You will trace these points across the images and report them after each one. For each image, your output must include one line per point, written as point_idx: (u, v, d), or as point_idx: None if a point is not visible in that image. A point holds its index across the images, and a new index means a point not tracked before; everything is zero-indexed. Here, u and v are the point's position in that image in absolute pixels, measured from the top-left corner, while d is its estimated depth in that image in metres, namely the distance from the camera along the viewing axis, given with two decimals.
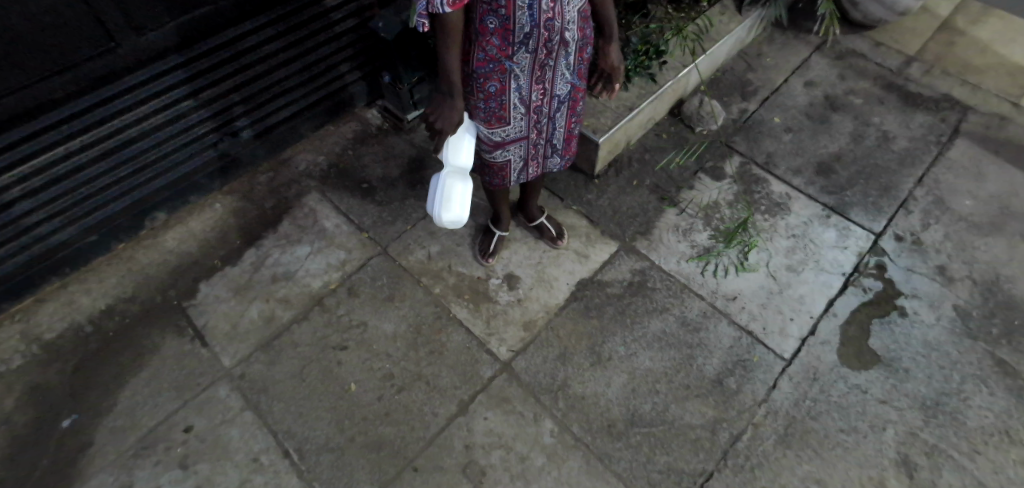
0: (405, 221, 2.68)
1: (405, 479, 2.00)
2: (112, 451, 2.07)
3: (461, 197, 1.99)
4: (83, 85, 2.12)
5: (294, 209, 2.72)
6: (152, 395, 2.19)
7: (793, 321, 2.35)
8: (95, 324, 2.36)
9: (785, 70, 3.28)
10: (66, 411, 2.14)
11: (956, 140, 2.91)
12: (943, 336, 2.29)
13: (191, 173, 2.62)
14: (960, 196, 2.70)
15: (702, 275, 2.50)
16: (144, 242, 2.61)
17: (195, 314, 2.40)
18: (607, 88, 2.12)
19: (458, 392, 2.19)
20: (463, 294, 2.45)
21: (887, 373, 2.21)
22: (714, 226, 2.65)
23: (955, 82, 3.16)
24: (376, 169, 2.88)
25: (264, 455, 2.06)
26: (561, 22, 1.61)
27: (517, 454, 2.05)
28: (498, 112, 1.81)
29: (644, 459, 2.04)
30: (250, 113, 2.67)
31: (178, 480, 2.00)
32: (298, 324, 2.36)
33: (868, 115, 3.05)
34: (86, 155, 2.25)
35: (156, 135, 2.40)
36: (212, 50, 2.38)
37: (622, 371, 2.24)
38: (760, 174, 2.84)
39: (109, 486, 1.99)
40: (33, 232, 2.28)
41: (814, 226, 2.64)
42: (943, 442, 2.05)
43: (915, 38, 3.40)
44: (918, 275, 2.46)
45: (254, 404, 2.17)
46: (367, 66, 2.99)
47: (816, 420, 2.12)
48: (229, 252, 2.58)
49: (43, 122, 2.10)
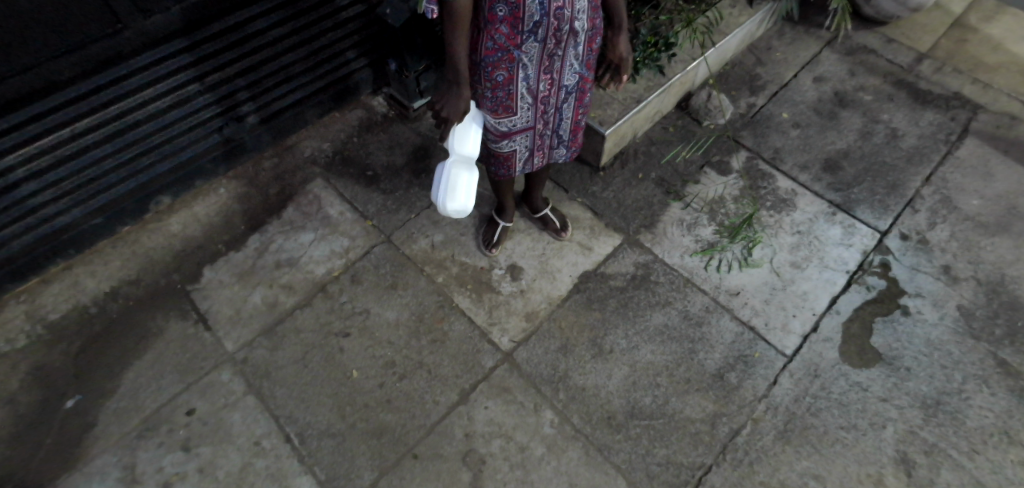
0: (409, 209, 2.68)
1: (406, 467, 2.01)
2: (116, 432, 2.08)
3: (466, 186, 1.98)
4: (89, 67, 2.11)
5: (298, 196, 2.72)
6: (155, 377, 2.20)
7: (796, 317, 2.35)
8: (99, 306, 2.37)
9: (794, 65, 3.26)
10: (71, 392, 2.16)
11: (965, 138, 2.89)
12: (945, 335, 2.29)
13: (197, 157, 2.63)
14: (968, 195, 2.69)
15: (705, 270, 2.49)
16: (149, 225, 2.62)
17: (199, 299, 2.41)
18: (615, 79, 2.11)
19: (459, 380, 2.20)
20: (465, 283, 2.45)
21: (888, 371, 2.21)
22: (718, 221, 2.64)
23: (967, 80, 3.13)
24: (381, 157, 2.87)
25: (266, 439, 2.07)
26: (570, 12, 1.59)
27: (516, 443, 2.06)
28: (505, 102, 1.80)
29: (642, 452, 2.05)
30: (255, 98, 2.66)
31: (181, 462, 2.02)
32: (301, 310, 2.37)
33: (877, 111, 3.02)
34: (93, 137, 2.25)
35: (161, 119, 2.40)
36: (219, 33, 2.36)
37: (623, 364, 2.24)
38: (766, 169, 2.82)
39: (113, 467, 2.01)
40: (39, 213, 2.29)
41: (820, 223, 2.62)
42: (943, 441, 2.05)
43: (926, 34, 3.36)
44: (923, 274, 2.45)
45: (256, 389, 2.18)
46: (373, 54, 2.98)
47: (816, 416, 2.12)
48: (233, 237, 2.58)
49: (49, 104, 2.08)
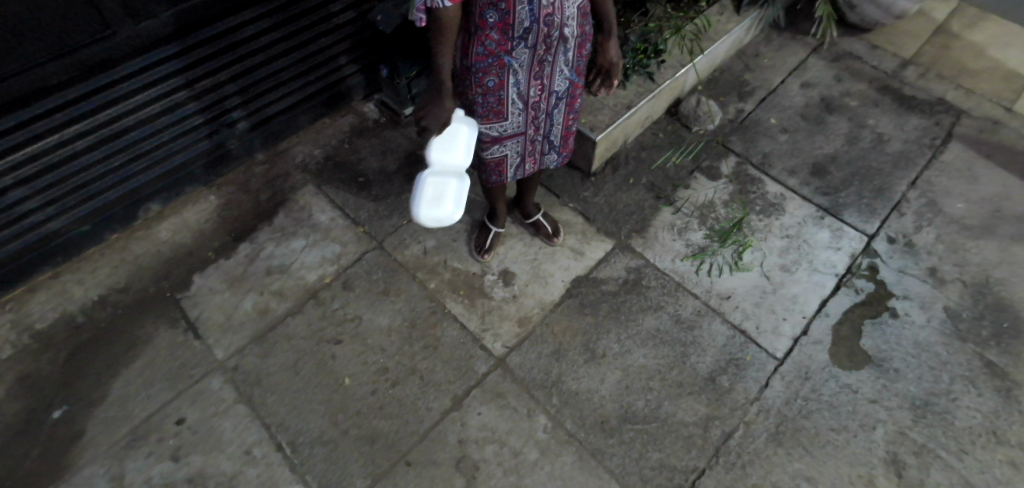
0: (401, 215, 2.68)
1: (399, 473, 2.00)
2: (104, 442, 2.06)
3: (453, 194, 1.78)
4: (78, 73, 2.10)
5: (289, 202, 2.71)
6: (144, 386, 2.18)
7: (786, 320, 2.37)
8: (87, 314, 2.34)
9: (782, 71, 3.30)
10: (58, 402, 2.13)
11: (949, 143, 2.94)
12: (933, 337, 2.32)
13: (187, 163, 2.61)
14: (952, 198, 2.73)
15: (696, 274, 2.51)
16: (138, 233, 2.59)
17: (189, 306, 2.38)
18: (606, 84, 2.11)
19: (452, 386, 2.19)
20: (458, 289, 2.45)
21: (878, 373, 2.24)
22: (709, 226, 2.66)
23: (950, 85, 3.19)
24: (372, 163, 2.87)
25: (257, 447, 2.05)
26: (560, 18, 1.61)
27: (510, 448, 2.05)
28: (496, 107, 1.81)
29: (636, 455, 2.05)
30: (246, 104, 2.66)
31: (170, 472, 2.00)
32: (292, 317, 2.36)
33: (863, 117, 3.07)
34: (82, 143, 2.23)
35: (151, 125, 2.39)
36: (209, 40, 2.36)
37: (616, 368, 2.24)
38: (755, 174, 2.85)
39: (101, 477, 1.99)
40: (27, 220, 2.26)
41: (808, 226, 2.65)
42: (932, 441, 2.08)
43: (910, 41, 3.42)
44: (910, 277, 2.48)
45: (247, 396, 2.16)
46: (364, 60, 2.98)
47: (808, 418, 2.13)
48: (223, 243, 2.57)
49: (37, 110, 2.06)
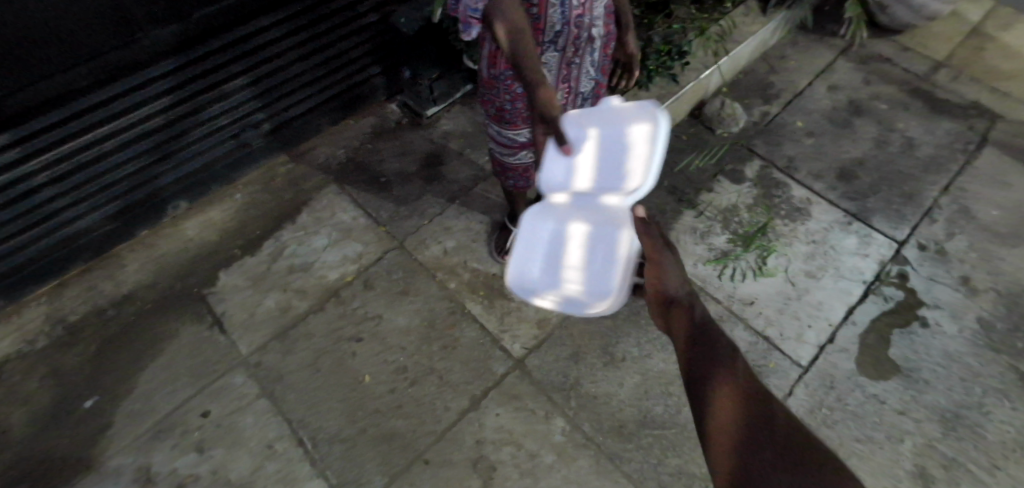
0: (421, 216, 2.70)
1: (415, 472, 2.01)
2: (131, 434, 2.11)
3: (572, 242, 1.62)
4: (109, 75, 2.16)
5: (312, 201, 2.75)
6: (170, 379, 2.23)
7: (810, 327, 2.32)
8: (116, 308, 2.41)
9: (809, 74, 3.24)
10: (87, 393, 2.19)
11: (983, 148, 2.85)
12: (964, 348, 2.25)
13: (213, 163, 2.68)
14: (987, 205, 2.65)
15: (718, 278, 2.48)
16: (166, 230, 2.66)
17: (214, 302, 2.43)
18: (626, 77, 2.14)
19: (469, 387, 2.20)
20: (477, 290, 2.46)
21: (906, 383, 2.18)
22: (732, 230, 2.63)
23: (984, 89, 3.10)
24: (394, 164, 2.90)
25: (278, 443, 2.08)
26: (589, 19, 1.60)
27: (526, 451, 2.05)
28: (524, 113, 1.84)
29: (654, 461, 2.03)
30: (271, 105, 2.71)
31: (193, 464, 2.04)
32: (313, 315, 2.39)
33: (893, 120, 3.00)
34: (111, 144, 2.30)
35: (178, 126, 2.45)
36: (235, 42, 2.41)
37: (634, 372, 2.22)
38: (780, 178, 2.80)
39: (127, 467, 2.04)
40: (60, 217, 2.33)
41: (835, 232, 2.60)
42: (962, 455, 2.01)
43: (943, 43, 3.34)
44: (940, 285, 2.41)
45: (269, 392, 2.20)
46: (387, 62, 3.01)
47: (831, 428, 2.09)
48: (248, 241, 2.62)
49: (70, 110, 2.13)
